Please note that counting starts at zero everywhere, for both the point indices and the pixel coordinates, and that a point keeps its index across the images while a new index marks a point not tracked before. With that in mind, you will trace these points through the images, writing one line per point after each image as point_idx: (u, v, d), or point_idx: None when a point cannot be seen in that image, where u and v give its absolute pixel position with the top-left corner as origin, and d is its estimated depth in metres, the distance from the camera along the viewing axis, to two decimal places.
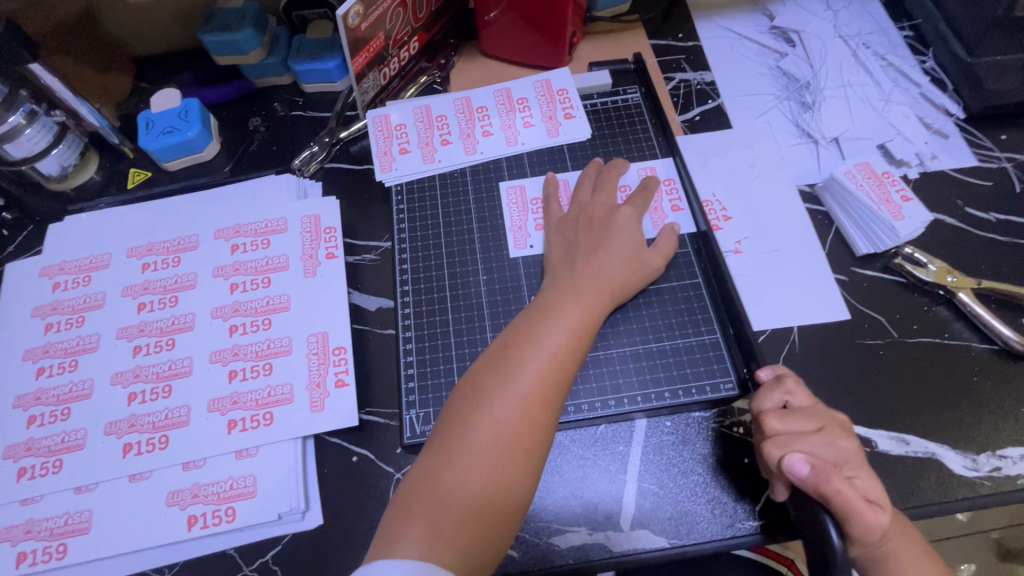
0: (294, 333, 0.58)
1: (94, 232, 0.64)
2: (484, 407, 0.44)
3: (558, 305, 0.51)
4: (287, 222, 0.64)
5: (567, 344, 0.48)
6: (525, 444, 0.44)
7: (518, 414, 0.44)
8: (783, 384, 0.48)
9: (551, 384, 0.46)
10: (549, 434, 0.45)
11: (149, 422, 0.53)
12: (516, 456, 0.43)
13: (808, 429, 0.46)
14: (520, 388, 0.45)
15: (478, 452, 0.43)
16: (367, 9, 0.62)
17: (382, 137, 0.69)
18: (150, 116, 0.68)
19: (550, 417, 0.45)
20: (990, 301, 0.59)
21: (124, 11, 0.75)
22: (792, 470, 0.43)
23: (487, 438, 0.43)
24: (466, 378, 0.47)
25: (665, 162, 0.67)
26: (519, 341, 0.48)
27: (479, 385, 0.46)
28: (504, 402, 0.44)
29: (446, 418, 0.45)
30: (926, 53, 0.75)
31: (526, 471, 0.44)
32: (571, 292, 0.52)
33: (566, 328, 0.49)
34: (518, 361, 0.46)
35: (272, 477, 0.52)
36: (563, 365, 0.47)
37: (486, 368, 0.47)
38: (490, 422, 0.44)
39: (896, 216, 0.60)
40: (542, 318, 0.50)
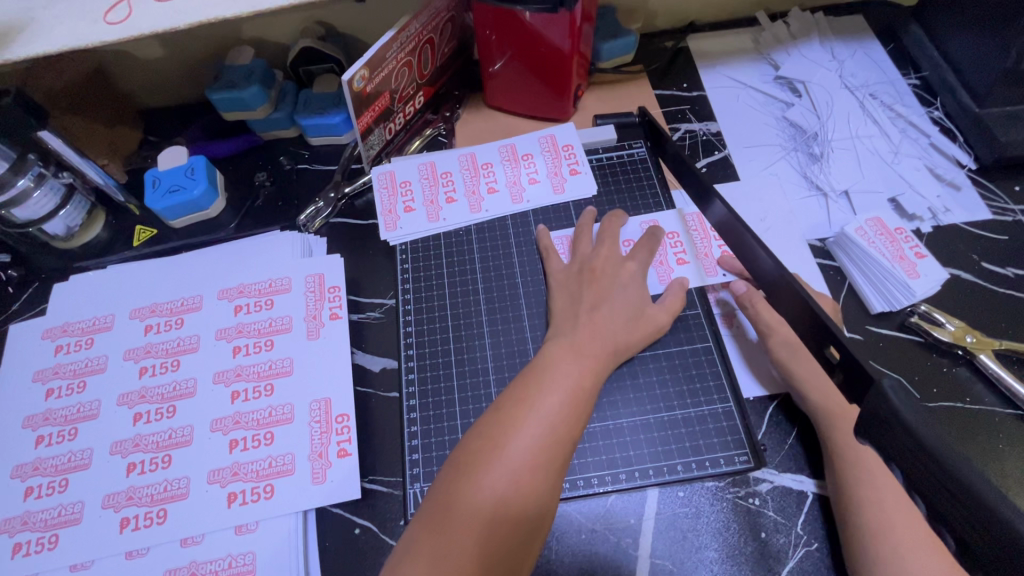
0: (296, 400, 0.56)
1: (99, 293, 0.64)
2: (474, 477, 0.43)
3: (555, 364, 0.50)
4: (291, 282, 0.63)
5: (564, 408, 0.47)
6: (515, 517, 0.42)
7: (510, 485, 0.43)
8: None
9: (546, 451, 0.44)
10: (546, 503, 0.44)
11: (147, 495, 0.52)
12: (508, 526, 0.42)
13: None
14: (513, 456, 0.44)
15: (467, 526, 0.41)
16: (373, 72, 0.62)
17: (387, 194, 0.69)
18: (156, 174, 0.68)
19: (545, 486, 0.44)
20: (1012, 362, 0.57)
21: (133, 69, 0.77)
22: None
23: (477, 510, 0.42)
24: (458, 445, 0.46)
25: (670, 214, 0.66)
26: (514, 403, 0.47)
27: (470, 452, 0.44)
28: (495, 472, 0.43)
29: (437, 487, 0.44)
30: (934, 103, 0.75)
31: (517, 546, 0.42)
32: (571, 351, 0.51)
33: (563, 392, 0.48)
34: (510, 428, 0.45)
35: (272, 553, 0.50)
36: (559, 431, 0.46)
37: (476, 434, 0.46)
38: (480, 493, 0.42)
39: (911, 274, 0.60)
40: (539, 380, 0.49)
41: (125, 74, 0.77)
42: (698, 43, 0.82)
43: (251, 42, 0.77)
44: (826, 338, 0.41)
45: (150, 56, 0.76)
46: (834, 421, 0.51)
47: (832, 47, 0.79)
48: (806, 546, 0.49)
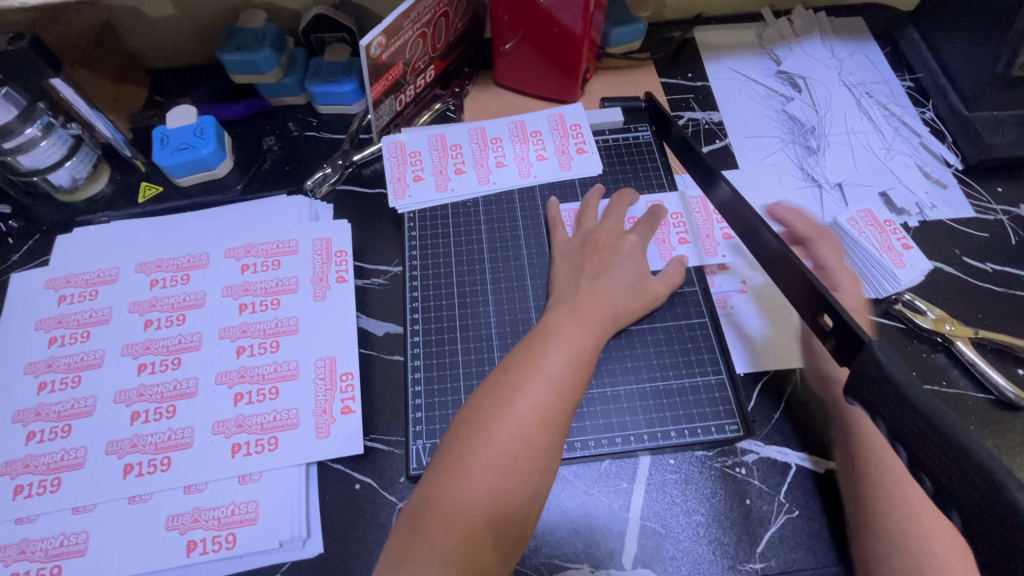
0: (301, 357, 0.57)
1: (104, 247, 0.64)
2: (484, 433, 0.45)
3: (559, 329, 0.52)
4: (298, 244, 0.64)
5: (568, 370, 0.49)
6: (522, 473, 0.44)
7: (518, 440, 0.45)
8: None
9: (551, 410, 0.46)
10: (550, 459, 0.46)
11: (150, 443, 0.53)
12: (514, 480, 0.44)
13: None
14: (520, 414, 0.45)
15: (478, 478, 0.43)
16: (389, 40, 0.63)
17: (396, 163, 0.70)
18: (165, 131, 0.68)
19: (551, 442, 0.46)
20: (986, 350, 0.60)
21: (142, 27, 0.76)
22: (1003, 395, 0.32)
23: (488, 462, 0.44)
24: (466, 403, 0.48)
25: (672, 195, 0.68)
26: (520, 366, 0.49)
27: (479, 411, 0.46)
28: (503, 428, 0.45)
29: (447, 443, 0.46)
30: (926, 104, 0.78)
31: (526, 496, 0.44)
32: (573, 316, 0.53)
33: (567, 355, 0.50)
34: (517, 388, 0.47)
35: (274, 503, 0.51)
36: (563, 391, 0.48)
37: (484, 393, 0.47)
38: (491, 447, 0.44)
39: (898, 263, 0.64)
40: (544, 344, 0.50)
41: (133, 31, 0.77)
42: (704, 35, 0.84)
43: (263, 7, 0.77)
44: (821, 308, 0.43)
45: (160, 15, 0.75)
46: None
47: (833, 46, 0.82)
48: (788, 513, 0.52)
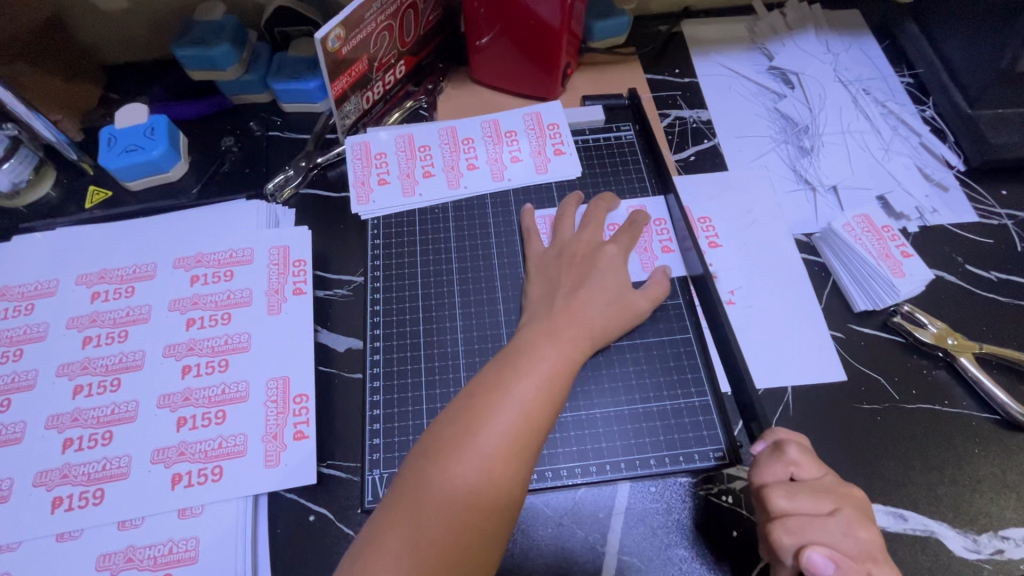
0: (252, 378, 0.53)
1: (43, 257, 0.60)
2: (443, 465, 0.40)
3: (530, 348, 0.48)
4: (254, 253, 0.60)
5: (540, 394, 0.44)
6: (485, 511, 0.40)
7: (481, 474, 0.40)
8: (787, 456, 0.43)
9: (519, 440, 0.42)
10: (517, 494, 0.41)
11: (83, 474, 0.48)
12: (476, 519, 0.39)
13: (820, 510, 0.42)
14: (484, 444, 0.41)
15: (435, 516, 0.39)
16: (350, 33, 0.59)
17: (361, 165, 0.65)
18: (112, 132, 0.63)
19: (518, 475, 0.41)
20: (991, 366, 0.56)
21: (92, 20, 0.71)
22: (818, 567, 0.39)
23: (447, 498, 0.39)
24: (426, 430, 0.43)
25: (656, 199, 0.64)
26: (486, 390, 0.44)
27: (439, 440, 0.42)
28: (465, 461, 0.40)
29: (403, 476, 0.41)
30: (926, 101, 0.73)
31: (489, 536, 0.40)
32: (546, 333, 0.49)
33: (539, 377, 0.45)
34: (482, 415, 0.42)
35: (218, 540, 0.47)
36: (533, 418, 0.43)
37: (446, 421, 0.43)
38: (450, 480, 0.40)
39: (896, 273, 0.58)
40: (513, 365, 0.46)
41: (83, 25, 0.72)
42: (692, 29, 0.80)
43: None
44: None
45: (111, 7, 0.70)
46: None
47: (828, 40, 0.78)
48: None
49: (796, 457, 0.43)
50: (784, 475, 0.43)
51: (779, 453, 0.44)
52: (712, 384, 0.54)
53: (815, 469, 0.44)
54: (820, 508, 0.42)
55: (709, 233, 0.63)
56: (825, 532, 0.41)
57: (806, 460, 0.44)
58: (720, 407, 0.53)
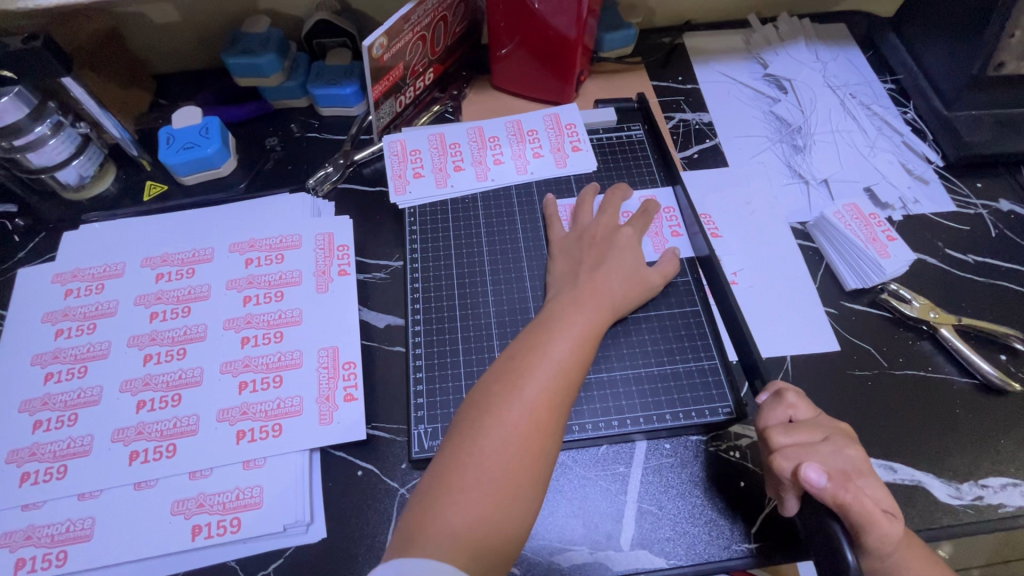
0: (305, 347, 0.59)
1: (109, 243, 0.65)
2: (494, 413, 0.46)
3: (562, 316, 0.53)
4: (301, 239, 0.66)
5: (572, 355, 0.50)
6: (532, 453, 0.45)
7: (527, 420, 0.46)
8: (784, 400, 0.50)
9: (557, 393, 0.48)
10: (558, 440, 0.47)
11: (156, 430, 0.54)
12: (525, 460, 0.45)
13: (814, 439, 0.48)
14: (528, 395, 0.47)
15: (490, 456, 0.44)
16: (390, 42, 0.65)
17: (397, 160, 0.72)
18: (171, 131, 0.70)
19: (558, 422, 0.47)
20: (970, 336, 0.62)
21: (148, 32, 0.78)
22: (812, 479, 0.44)
23: (500, 441, 0.45)
24: (475, 387, 0.49)
25: (665, 190, 0.71)
26: (526, 352, 0.50)
27: (488, 393, 0.48)
28: (513, 410, 0.46)
29: (457, 426, 0.47)
30: (907, 105, 0.81)
31: (537, 474, 0.45)
32: (574, 303, 0.55)
33: (571, 340, 0.51)
34: (525, 371, 0.48)
35: (279, 488, 0.52)
36: (568, 375, 0.49)
37: (492, 378, 0.49)
38: (501, 425, 0.45)
39: (882, 254, 0.64)
40: (548, 330, 0.52)
41: (139, 36, 0.79)
42: (693, 40, 0.87)
43: (267, 12, 0.79)
44: None
45: (166, 20, 0.77)
46: None
47: (817, 50, 0.85)
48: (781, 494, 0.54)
49: (795, 401, 0.50)
50: (783, 415, 0.49)
51: (780, 399, 0.50)
52: (721, 351, 0.60)
53: (809, 411, 0.50)
54: (815, 438, 0.48)
55: (712, 227, 0.69)
56: (819, 455, 0.46)
57: (801, 403, 0.50)
58: (728, 371, 0.59)
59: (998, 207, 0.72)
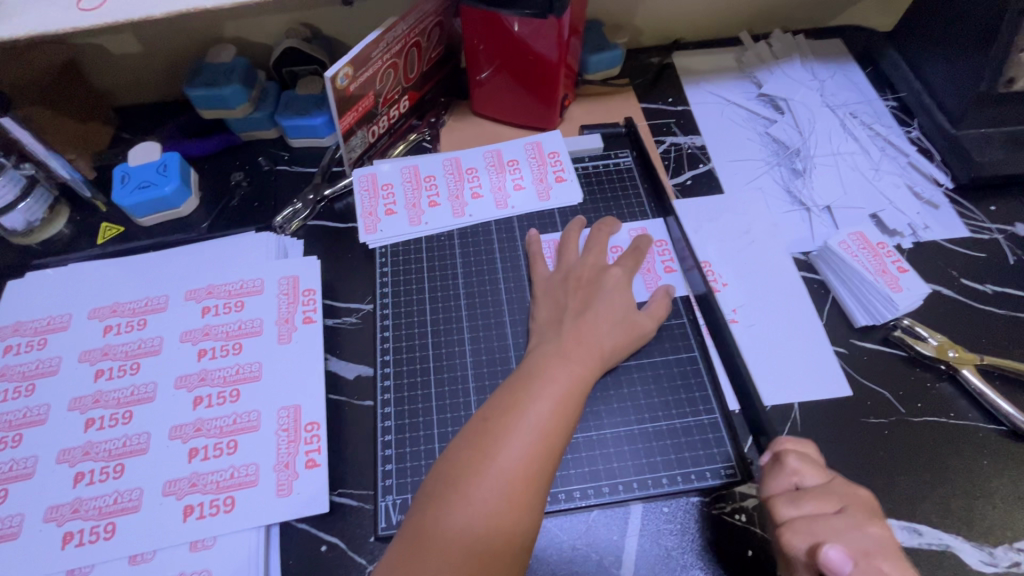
0: (263, 407, 0.53)
1: (56, 292, 0.60)
2: (462, 488, 0.41)
3: (542, 370, 0.48)
4: (264, 284, 0.61)
5: (554, 417, 0.45)
6: (505, 535, 0.40)
7: (499, 496, 0.40)
8: (788, 466, 0.46)
9: (535, 463, 0.42)
10: (536, 518, 0.41)
11: (94, 508, 0.48)
12: (497, 544, 0.39)
13: (825, 510, 0.44)
14: (501, 467, 0.41)
15: (456, 541, 0.39)
16: (357, 71, 0.61)
17: (368, 196, 0.67)
18: (126, 170, 0.65)
19: (536, 498, 0.41)
20: (993, 376, 0.57)
21: (106, 63, 0.74)
22: (835, 564, 0.40)
23: (467, 523, 0.39)
24: (443, 455, 0.44)
25: (656, 222, 0.66)
26: (501, 413, 0.45)
27: (457, 464, 0.42)
28: (483, 484, 0.41)
29: (421, 501, 0.42)
30: (911, 123, 0.76)
31: (511, 559, 0.40)
32: (558, 356, 0.50)
33: (553, 399, 0.46)
34: (499, 438, 0.43)
35: (230, 572, 0.47)
36: (549, 441, 0.44)
37: (463, 445, 0.43)
38: (469, 504, 0.40)
39: (893, 287, 0.59)
40: (527, 387, 0.47)
41: (97, 69, 0.74)
42: (683, 60, 0.83)
43: (232, 41, 0.75)
44: None
45: (125, 51, 0.73)
46: None
47: (814, 68, 0.81)
48: None
49: (798, 466, 0.46)
50: (789, 485, 0.45)
51: (781, 464, 0.47)
52: (720, 402, 0.55)
53: (818, 475, 0.46)
54: (827, 509, 0.44)
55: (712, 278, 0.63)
56: (832, 528, 0.42)
57: (809, 467, 0.46)
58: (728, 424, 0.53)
59: (1015, 231, 0.67)
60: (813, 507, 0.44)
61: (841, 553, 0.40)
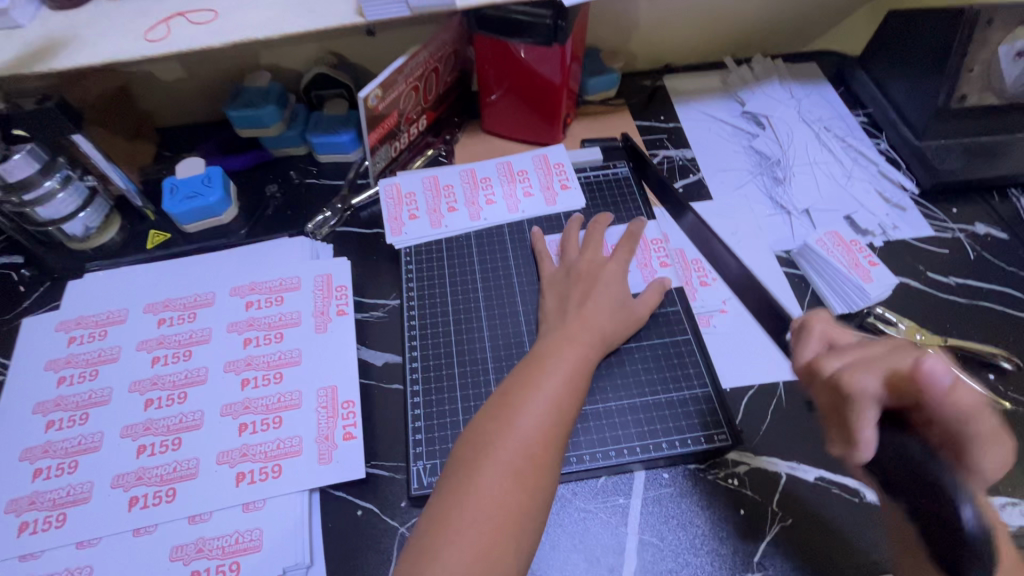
0: (304, 387, 0.60)
1: (113, 290, 0.67)
2: (489, 451, 0.46)
3: (551, 352, 0.55)
4: (300, 281, 0.68)
5: (565, 391, 0.51)
6: (529, 490, 0.45)
7: (521, 457, 0.46)
8: (813, 331, 0.50)
9: (551, 429, 0.48)
10: (553, 476, 0.47)
11: (156, 475, 0.54)
12: (522, 497, 0.45)
13: (874, 350, 0.44)
14: (522, 432, 0.48)
15: (487, 495, 0.44)
16: (385, 92, 0.69)
17: (393, 204, 0.74)
18: (174, 182, 0.73)
19: (552, 458, 0.48)
20: (957, 357, 0.64)
21: (154, 88, 0.82)
22: (935, 371, 0.39)
23: (494, 479, 0.45)
24: (469, 426, 0.50)
25: (652, 223, 0.73)
26: (519, 389, 0.51)
27: (483, 431, 0.48)
28: (507, 447, 0.47)
29: (453, 465, 0.47)
30: (880, 136, 0.84)
31: (534, 511, 0.45)
32: (565, 338, 0.56)
33: (563, 376, 0.52)
34: (518, 408, 0.49)
35: (279, 531, 0.52)
36: (561, 410, 0.50)
37: (486, 416, 0.49)
38: (496, 463, 0.46)
39: (865, 278, 0.67)
40: (540, 367, 0.53)
41: (145, 93, 0.83)
42: (673, 82, 0.92)
43: (267, 68, 0.84)
44: None
45: (172, 77, 0.81)
46: None
47: (791, 88, 0.90)
48: (781, 522, 0.54)
49: (824, 328, 0.50)
50: (817, 344, 0.49)
51: (808, 330, 0.50)
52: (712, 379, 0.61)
53: (844, 335, 0.49)
54: (873, 350, 0.44)
55: (702, 274, 0.69)
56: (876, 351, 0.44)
57: (834, 330, 0.50)
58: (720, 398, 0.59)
59: (975, 230, 0.74)
60: (856, 353, 0.45)
61: (941, 363, 0.40)
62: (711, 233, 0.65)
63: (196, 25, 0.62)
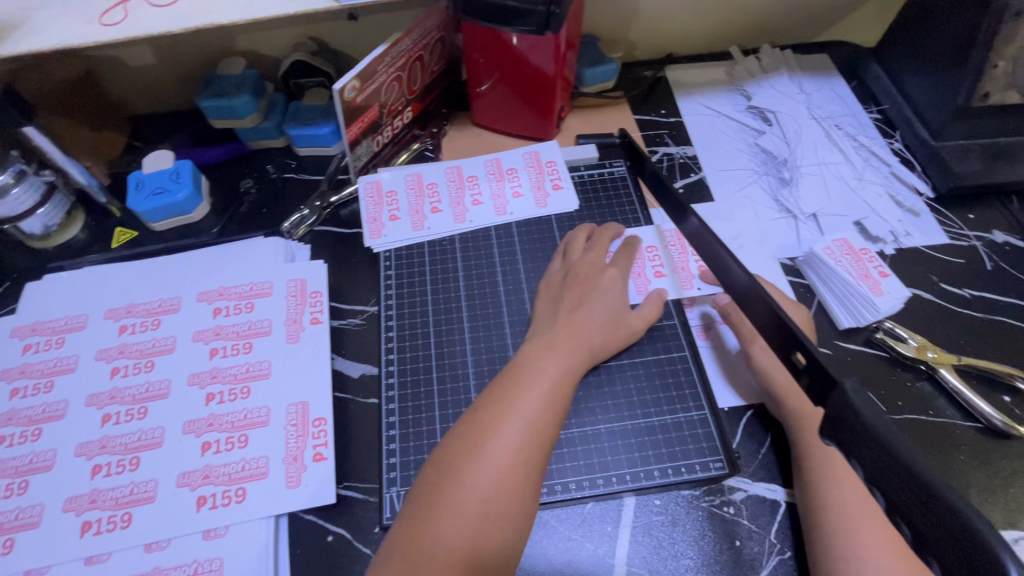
0: (272, 404, 0.56)
1: (73, 293, 0.63)
2: (456, 475, 0.43)
3: (533, 363, 0.51)
4: (272, 286, 0.63)
5: (543, 406, 0.47)
6: (499, 518, 0.42)
7: (491, 481, 0.43)
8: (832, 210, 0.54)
9: (526, 449, 0.44)
10: (528, 502, 0.43)
11: (111, 498, 0.51)
12: (489, 526, 0.41)
13: None
14: (493, 453, 0.44)
15: (452, 524, 0.41)
16: (364, 83, 0.64)
17: (373, 203, 0.70)
18: (140, 177, 0.68)
19: (527, 482, 0.44)
20: (970, 376, 0.60)
21: (121, 75, 0.77)
22: None
23: (460, 506, 0.41)
24: (438, 445, 0.46)
25: (649, 229, 0.69)
26: (492, 403, 0.47)
27: (450, 452, 0.44)
28: (476, 469, 0.43)
29: (418, 489, 0.43)
30: (894, 134, 0.79)
31: (503, 540, 0.42)
32: (548, 349, 0.52)
33: (542, 389, 0.48)
34: (490, 426, 0.45)
35: (240, 560, 0.49)
36: (538, 428, 0.46)
37: (457, 434, 0.45)
38: (463, 489, 0.42)
39: (875, 291, 0.62)
40: (518, 379, 0.49)
41: (113, 80, 0.78)
42: (676, 73, 0.87)
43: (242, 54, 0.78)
44: (793, 345, 0.42)
45: (140, 64, 0.76)
46: (805, 425, 0.52)
47: (800, 82, 0.84)
48: (779, 554, 0.50)
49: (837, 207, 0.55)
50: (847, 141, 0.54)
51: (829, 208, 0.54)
52: (707, 400, 0.57)
53: None
54: None
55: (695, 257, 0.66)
56: None
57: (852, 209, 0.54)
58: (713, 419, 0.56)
59: (992, 238, 0.70)
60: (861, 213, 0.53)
61: None
62: (687, 207, 0.54)
63: (156, 9, 0.57)
